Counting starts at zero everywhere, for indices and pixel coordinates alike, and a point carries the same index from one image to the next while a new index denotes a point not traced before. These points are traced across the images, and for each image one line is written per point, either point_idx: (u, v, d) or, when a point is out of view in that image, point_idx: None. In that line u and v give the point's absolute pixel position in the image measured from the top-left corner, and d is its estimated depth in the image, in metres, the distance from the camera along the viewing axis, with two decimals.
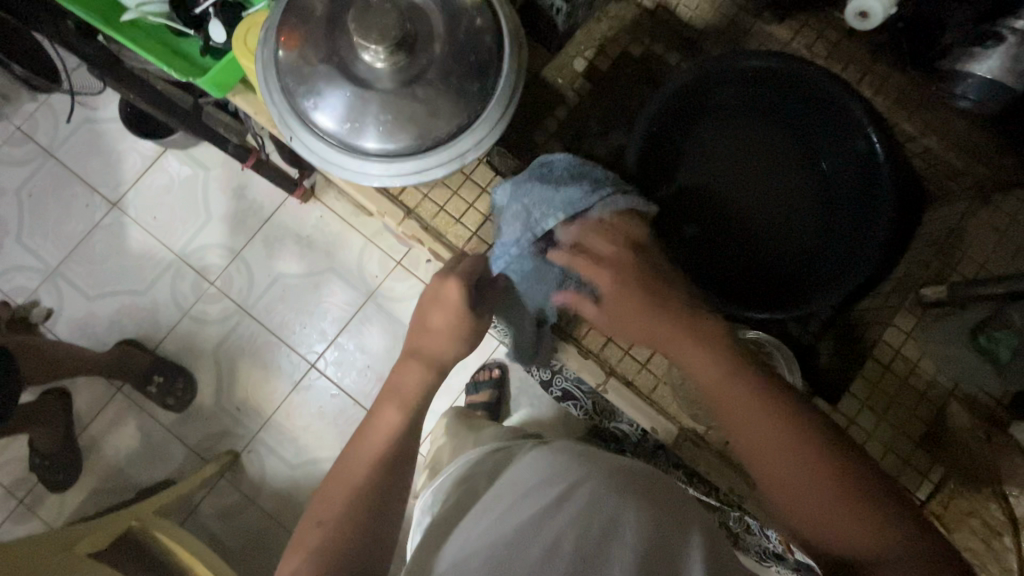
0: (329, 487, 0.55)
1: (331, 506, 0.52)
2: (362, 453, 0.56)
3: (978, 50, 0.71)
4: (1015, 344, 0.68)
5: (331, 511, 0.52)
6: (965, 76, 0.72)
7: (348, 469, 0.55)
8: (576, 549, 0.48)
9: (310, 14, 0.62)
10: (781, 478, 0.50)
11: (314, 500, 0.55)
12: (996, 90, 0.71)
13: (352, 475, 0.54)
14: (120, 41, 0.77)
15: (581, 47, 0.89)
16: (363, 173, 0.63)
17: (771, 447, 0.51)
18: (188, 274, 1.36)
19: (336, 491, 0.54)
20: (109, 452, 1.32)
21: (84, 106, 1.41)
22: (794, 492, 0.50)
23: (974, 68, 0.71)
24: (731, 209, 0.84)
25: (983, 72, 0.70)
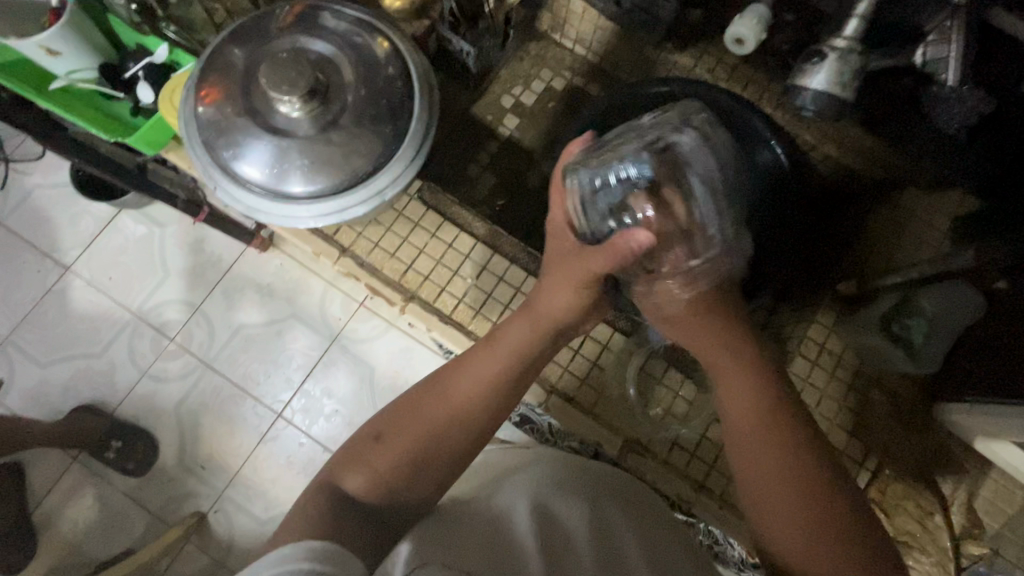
0: (422, 402, 0.60)
1: (422, 429, 0.58)
2: (478, 377, 0.60)
3: (808, 67, 0.68)
4: (925, 330, 0.76)
5: (419, 434, 0.58)
6: (800, 90, 0.69)
7: (450, 404, 0.59)
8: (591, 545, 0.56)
9: (229, 71, 0.66)
10: (772, 496, 0.52)
11: (402, 406, 0.60)
12: (835, 103, 0.68)
13: (454, 406, 0.59)
14: (54, 109, 0.79)
15: (507, 85, 0.95)
16: (291, 217, 0.66)
17: (772, 466, 0.53)
18: (147, 333, 1.35)
19: (433, 418, 0.59)
20: (66, 526, 1.26)
21: (33, 173, 1.41)
22: (773, 510, 0.52)
23: (808, 83, 0.68)
24: None
25: (816, 86, 0.67)
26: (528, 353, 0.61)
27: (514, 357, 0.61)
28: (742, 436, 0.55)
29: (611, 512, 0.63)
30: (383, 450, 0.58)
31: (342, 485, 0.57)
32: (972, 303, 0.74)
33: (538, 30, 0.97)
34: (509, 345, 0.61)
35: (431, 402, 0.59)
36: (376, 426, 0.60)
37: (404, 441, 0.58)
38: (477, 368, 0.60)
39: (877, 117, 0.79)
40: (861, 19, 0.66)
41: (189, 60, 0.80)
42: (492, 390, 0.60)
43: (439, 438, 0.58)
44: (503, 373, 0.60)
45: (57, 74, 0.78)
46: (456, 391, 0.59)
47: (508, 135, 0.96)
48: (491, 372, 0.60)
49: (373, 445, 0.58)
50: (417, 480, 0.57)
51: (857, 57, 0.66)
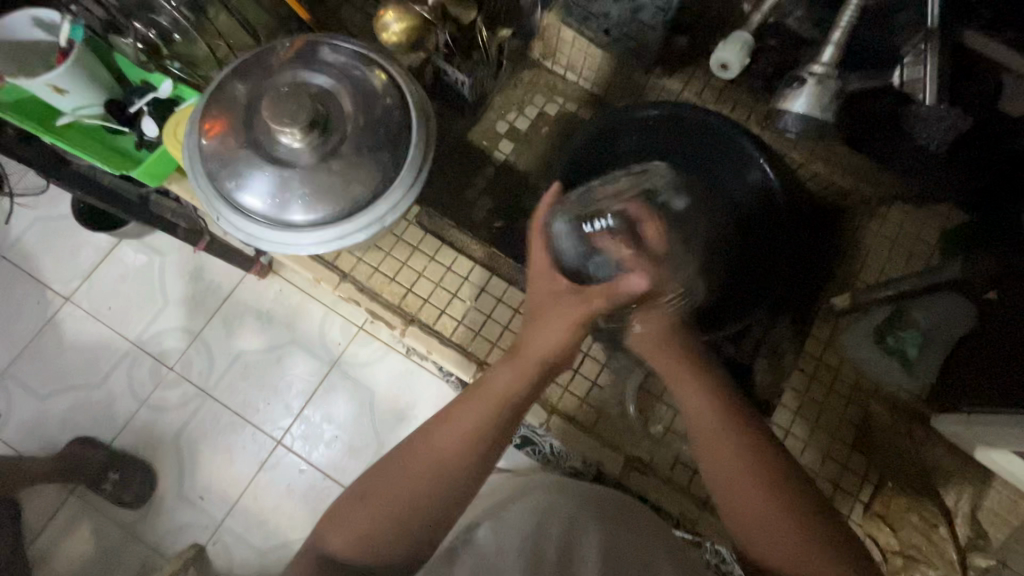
0: (404, 459, 0.59)
1: (398, 482, 0.58)
2: (461, 428, 0.60)
3: (789, 91, 0.71)
4: (919, 341, 0.79)
5: (399, 495, 0.58)
6: (781, 114, 0.71)
7: (432, 455, 0.59)
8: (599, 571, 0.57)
9: (232, 104, 0.68)
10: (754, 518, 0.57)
11: (388, 462, 0.60)
12: (814, 123, 0.70)
13: (438, 457, 0.59)
14: (58, 144, 0.81)
15: (501, 111, 0.98)
16: (293, 245, 0.67)
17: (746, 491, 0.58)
18: (146, 362, 1.35)
19: (415, 468, 0.59)
20: (62, 561, 1.24)
21: (35, 206, 1.42)
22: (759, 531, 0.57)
23: (789, 106, 0.71)
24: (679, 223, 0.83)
25: (797, 109, 0.70)
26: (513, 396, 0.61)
27: (499, 403, 0.61)
28: (714, 455, 0.60)
29: (613, 536, 0.63)
30: (365, 510, 0.58)
31: (323, 546, 0.58)
32: (963, 314, 0.77)
33: (530, 58, 1.00)
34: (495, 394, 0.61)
35: (412, 459, 0.59)
36: (358, 485, 0.60)
37: (387, 498, 0.58)
38: (462, 418, 0.60)
39: (864, 130, 0.78)
40: (836, 45, 0.68)
41: (191, 94, 0.82)
42: (474, 434, 0.59)
43: (418, 487, 0.58)
44: (487, 421, 0.60)
45: (64, 110, 0.80)
46: (438, 441, 0.59)
47: (502, 160, 0.98)
48: (473, 423, 0.60)
49: (354, 500, 0.59)
50: (396, 539, 0.57)
51: (834, 81, 0.69)
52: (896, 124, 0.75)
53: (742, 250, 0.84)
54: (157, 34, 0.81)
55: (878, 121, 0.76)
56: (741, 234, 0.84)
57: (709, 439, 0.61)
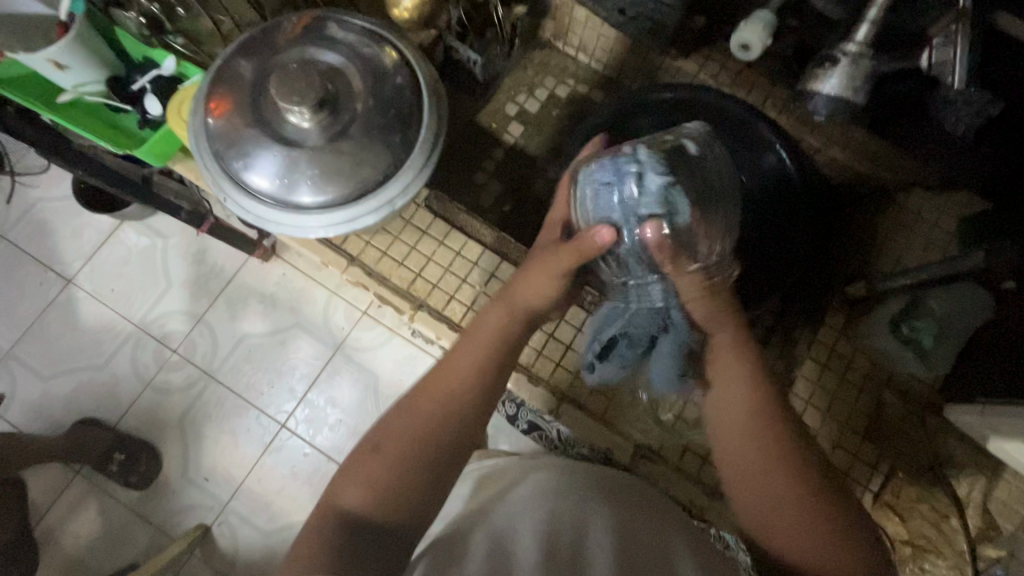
0: (409, 405, 0.59)
1: (411, 429, 0.58)
2: (463, 365, 0.61)
3: (820, 71, 0.69)
4: (934, 331, 0.78)
5: (410, 436, 0.57)
6: (814, 94, 0.70)
7: (435, 397, 0.59)
8: (606, 556, 0.56)
9: (238, 82, 0.66)
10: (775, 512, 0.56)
11: (393, 413, 0.59)
12: (845, 104, 0.69)
13: (441, 396, 0.59)
14: (60, 123, 0.80)
15: (511, 93, 0.95)
16: (301, 226, 0.66)
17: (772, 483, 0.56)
18: (150, 344, 1.34)
19: (427, 410, 0.59)
20: (69, 540, 1.25)
21: (35, 187, 1.41)
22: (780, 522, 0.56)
23: (821, 87, 0.69)
24: None
25: (829, 90, 0.68)
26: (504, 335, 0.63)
27: (495, 342, 0.63)
28: (739, 447, 0.58)
29: (620, 519, 0.63)
30: (381, 458, 0.56)
31: (342, 502, 0.55)
32: (981, 304, 0.76)
33: (541, 38, 0.97)
34: (487, 332, 0.63)
35: (421, 402, 0.59)
36: (370, 439, 0.58)
37: (399, 444, 0.56)
38: (461, 355, 0.61)
39: (888, 116, 0.79)
40: (871, 24, 0.66)
41: (195, 72, 0.80)
42: (481, 369, 0.60)
43: (435, 428, 0.58)
44: (484, 357, 0.62)
45: (65, 87, 0.78)
46: (441, 384, 0.60)
47: (511, 143, 0.95)
48: (470, 358, 0.61)
49: (369, 451, 0.57)
50: (414, 481, 0.56)
51: (868, 61, 0.67)
52: (921, 113, 0.77)
53: (761, 234, 0.81)
54: (160, 7, 0.79)
55: (905, 109, 0.78)
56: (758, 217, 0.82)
57: (737, 429, 0.59)
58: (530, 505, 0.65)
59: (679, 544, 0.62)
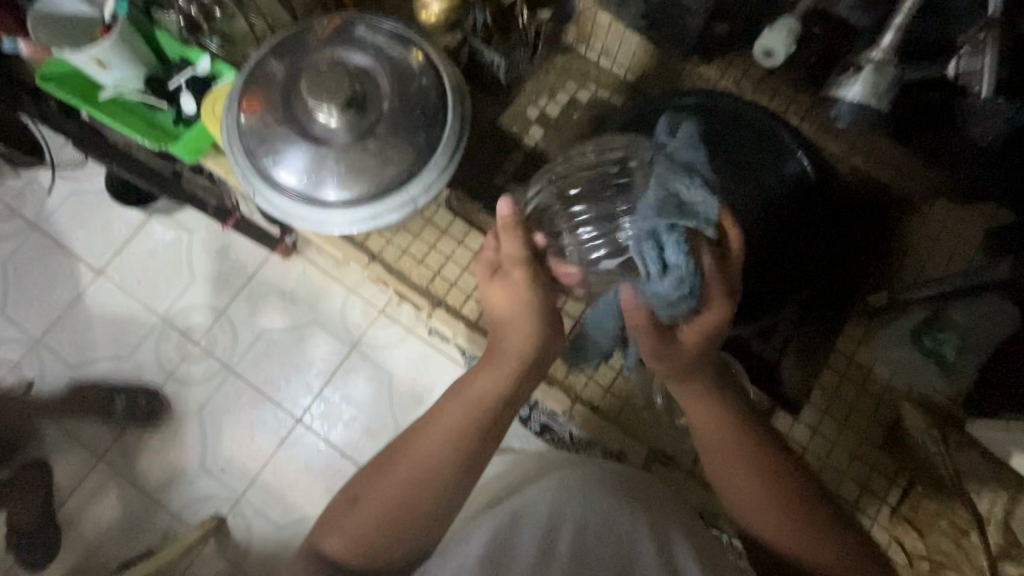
0: (386, 465, 0.62)
1: (387, 484, 0.61)
2: (441, 428, 0.62)
3: (844, 78, 0.71)
4: (957, 344, 0.76)
5: (386, 497, 0.60)
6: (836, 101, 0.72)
7: (408, 463, 0.61)
8: None
9: (270, 81, 0.69)
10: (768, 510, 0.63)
11: (372, 466, 0.63)
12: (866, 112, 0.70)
13: (416, 465, 0.61)
14: (100, 118, 0.83)
15: (532, 96, 0.95)
16: (325, 222, 0.68)
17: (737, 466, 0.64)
18: (173, 336, 1.38)
19: (404, 468, 0.61)
20: (90, 525, 1.29)
21: (70, 180, 1.45)
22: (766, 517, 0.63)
23: (843, 94, 0.71)
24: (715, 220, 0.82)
25: (849, 96, 0.71)
26: (493, 399, 0.63)
27: (478, 403, 0.63)
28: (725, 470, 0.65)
29: (622, 524, 0.63)
30: (353, 514, 0.60)
31: (319, 547, 0.61)
32: (1006, 315, 0.75)
33: (564, 43, 0.98)
34: (467, 400, 0.63)
35: (394, 467, 0.61)
36: (348, 490, 0.63)
37: (370, 507, 0.60)
38: (447, 417, 0.62)
39: (913, 126, 0.78)
40: (898, 31, 0.66)
41: (228, 71, 0.83)
42: (459, 435, 0.61)
43: (410, 487, 0.61)
44: (461, 427, 0.62)
45: (106, 84, 0.82)
46: (419, 446, 0.62)
47: (531, 146, 0.94)
48: (450, 426, 0.62)
49: (348, 505, 0.61)
50: (395, 538, 0.60)
51: (892, 69, 0.68)
52: (947, 123, 0.75)
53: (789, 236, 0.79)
54: (198, 10, 0.81)
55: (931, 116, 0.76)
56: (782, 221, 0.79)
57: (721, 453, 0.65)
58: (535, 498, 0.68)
59: (683, 542, 0.63)
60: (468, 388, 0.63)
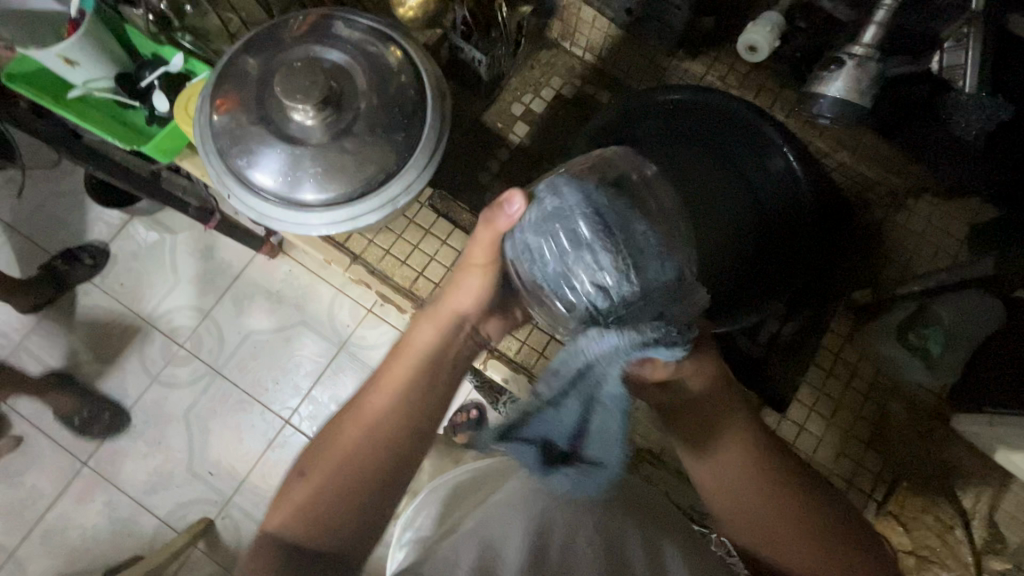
0: (339, 430, 0.61)
1: (337, 450, 0.59)
2: (389, 388, 0.62)
3: (825, 73, 0.68)
4: (943, 338, 0.76)
5: (336, 461, 0.59)
6: (817, 97, 0.69)
7: (359, 426, 0.60)
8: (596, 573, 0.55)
9: (244, 79, 0.67)
10: (741, 520, 0.64)
11: (330, 431, 0.62)
12: (849, 109, 0.68)
13: (370, 420, 0.60)
14: (69, 118, 0.80)
15: (516, 92, 0.94)
16: (304, 224, 0.66)
17: (740, 482, 0.63)
18: (156, 339, 1.35)
19: (353, 433, 0.60)
20: (75, 531, 1.26)
21: (46, 181, 1.42)
22: (747, 526, 0.64)
23: (825, 90, 0.68)
24: (704, 216, 0.82)
25: (832, 93, 0.68)
26: (433, 352, 0.65)
27: (421, 359, 0.64)
28: (742, 489, 0.63)
29: (607, 530, 0.63)
30: (303, 483, 0.59)
31: (272, 522, 0.58)
32: (991, 309, 0.74)
33: (548, 38, 0.96)
34: (415, 351, 0.64)
35: (346, 430, 0.60)
36: (303, 460, 0.61)
37: (323, 474, 0.59)
38: (389, 378, 0.63)
39: (896, 122, 0.77)
40: (878, 27, 0.65)
41: (203, 69, 0.81)
42: (405, 392, 0.62)
43: (362, 447, 0.59)
44: (410, 375, 0.63)
45: (75, 82, 0.79)
46: (367, 410, 0.61)
47: (516, 144, 0.93)
48: (405, 372, 0.63)
49: (299, 478, 0.60)
50: (347, 500, 0.58)
51: (875, 64, 0.66)
52: (931, 117, 0.74)
53: (768, 231, 0.81)
54: (169, 4, 0.80)
55: (912, 110, 0.75)
56: (762, 219, 0.81)
57: (737, 480, 0.63)
58: (519, 500, 0.68)
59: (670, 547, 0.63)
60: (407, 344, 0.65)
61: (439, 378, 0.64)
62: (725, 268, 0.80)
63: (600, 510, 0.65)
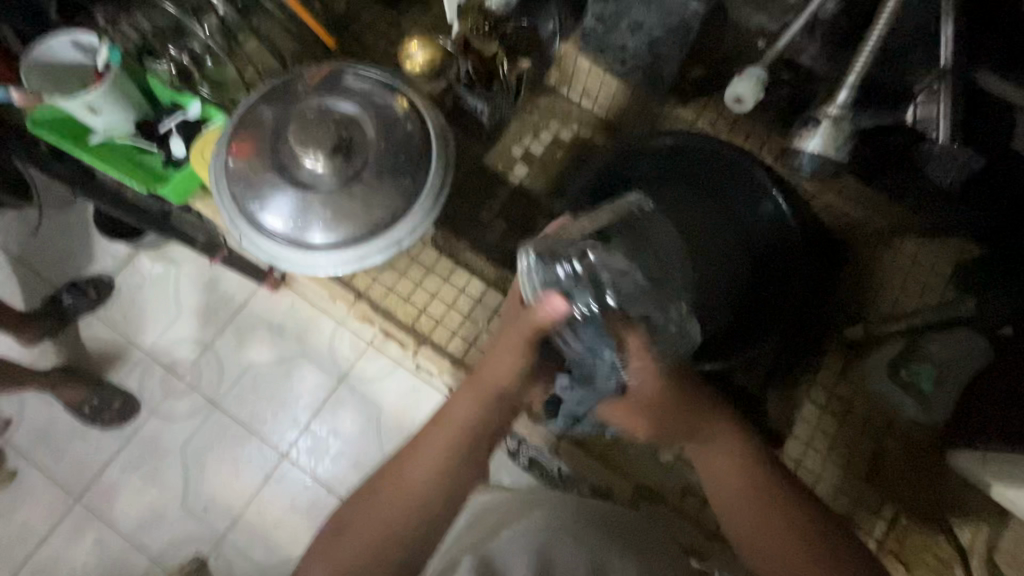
0: (376, 492, 0.60)
1: (374, 515, 0.59)
2: (429, 456, 0.61)
3: (805, 130, 0.73)
4: (934, 377, 0.78)
5: (370, 523, 0.58)
6: (797, 152, 0.73)
7: (395, 497, 0.59)
8: None
9: (259, 127, 0.71)
10: (759, 544, 0.58)
11: (362, 496, 0.61)
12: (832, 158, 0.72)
13: (408, 487, 0.59)
14: (89, 161, 0.84)
15: (516, 136, 0.98)
16: (312, 265, 0.69)
17: (766, 538, 0.57)
18: (158, 371, 1.36)
19: (391, 499, 0.59)
20: (66, 568, 1.24)
21: (58, 216, 1.45)
22: (760, 551, 0.58)
23: (804, 147, 0.73)
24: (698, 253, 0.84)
25: (810, 150, 0.72)
26: (476, 426, 0.62)
27: (463, 432, 0.62)
28: (747, 504, 0.59)
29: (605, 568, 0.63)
30: (338, 546, 0.58)
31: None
32: (977, 349, 0.77)
33: (547, 85, 1.01)
34: (454, 427, 0.62)
35: (384, 493, 0.60)
36: (337, 517, 0.61)
37: (358, 539, 0.58)
38: (429, 448, 0.61)
39: (877, 167, 0.81)
40: (851, 89, 0.69)
41: (219, 115, 0.85)
42: (444, 467, 0.60)
43: (395, 515, 0.58)
44: (448, 448, 0.61)
45: (96, 128, 0.83)
46: (404, 477, 0.60)
47: (517, 184, 0.97)
48: (446, 448, 0.61)
49: (330, 538, 0.59)
50: (377, 569, 0.57)
51: (848, 123, 0.71)
52: (908, 164, 0.78)
53: (761, 270, 0.83)
54: (191, 60, 0.87)
55: (890, 157, 0.79)
56: (755, 258, 0.84)
57: (734, 485, 0.60)
58: (519, 539, 0.67)
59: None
60: (447, 416, 0.63)
61: (480, 453, 0.62)
62: (719, 306, 0.82)
63: (600, 548, 0.65)
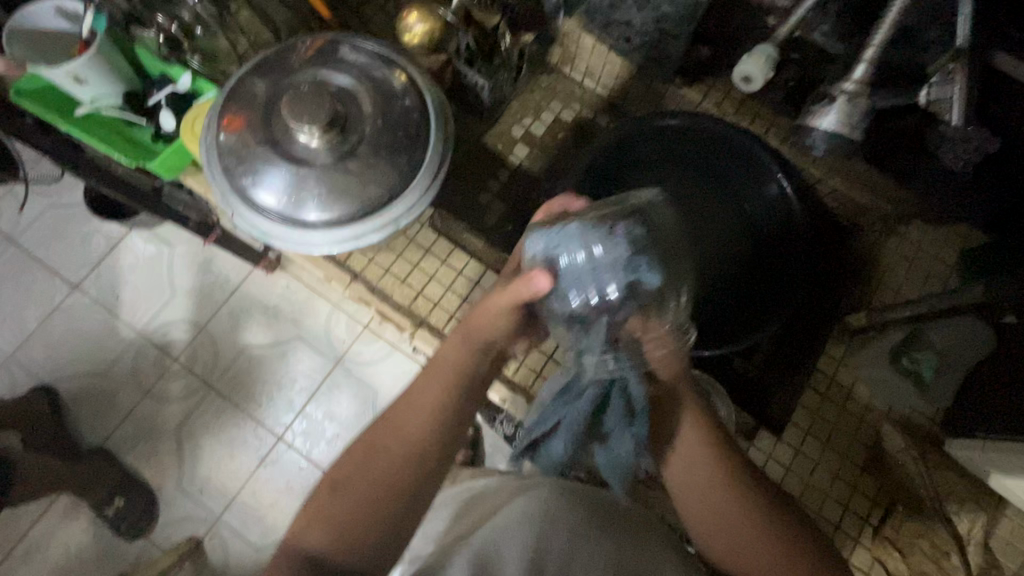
0: (371, 448, 0.60)
1: (369, 474, 0.58)
2: (423, 406, 0.61)
3: (816, 108, 0.71)
4: (935, 364, 0.79)
5: (366, 477, 0.58)
6: (810, 129, 0.72)
7: (377, 465, 0.59)
8: None
9: (252, 100, 0.68)
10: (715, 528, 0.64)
11: (354, 452, 0.60)
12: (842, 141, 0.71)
13: (402, 440, 0.59)
14: (76, 134, 0.82)
15: (516, 115, 0.95)
16: (305, 242, 0.67)
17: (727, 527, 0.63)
18: (151, 352, 1.34)
19: (384, 454, 0.59)
20: (58, 548, 1.24)
21: (47, 194, 1.42)
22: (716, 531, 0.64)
23: (818, 123, 0.71)
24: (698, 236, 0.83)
25: (826, 125, 0.70)
26: (465, 371, 0.62)
27: (452, 379, 0.62)
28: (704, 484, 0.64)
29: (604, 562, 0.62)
30: (333, 500, 0.58)
31: (302, 544, 0.56)
32: (980, 339, 0.77)
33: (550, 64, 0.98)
34: (444, 372, 0.62)
35: (377, 449, 0.59)
36: (331, 474, 0.60)
37: (343, 505, 0.57)
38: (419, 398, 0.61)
39: (888, 151, 0.80)
40: (868, 64, 0.68)
41: (211, 89, 0.83)
42: (436, 416, 0.61)
43: (388, 469, 0.58)
44: (443, 396, 0.61)
45: (83, 100, 0.81)
46: (399, 429, 0.60)
47: (516, 164, 0.94)
48: (430, 402, 0.61)
49: (327, 494, 0.58)
50: (378, 521, 0.57)
51: (865, 100, 0.69)
52: (918, 144, 0.77)
53: (758, 254, 0.82)
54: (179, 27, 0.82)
55: (898, 142, 0.79)
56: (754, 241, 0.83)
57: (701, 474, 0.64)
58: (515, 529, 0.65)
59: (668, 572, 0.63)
60: (438, 363, 0.63)
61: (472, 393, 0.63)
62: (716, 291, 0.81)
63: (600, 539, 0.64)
